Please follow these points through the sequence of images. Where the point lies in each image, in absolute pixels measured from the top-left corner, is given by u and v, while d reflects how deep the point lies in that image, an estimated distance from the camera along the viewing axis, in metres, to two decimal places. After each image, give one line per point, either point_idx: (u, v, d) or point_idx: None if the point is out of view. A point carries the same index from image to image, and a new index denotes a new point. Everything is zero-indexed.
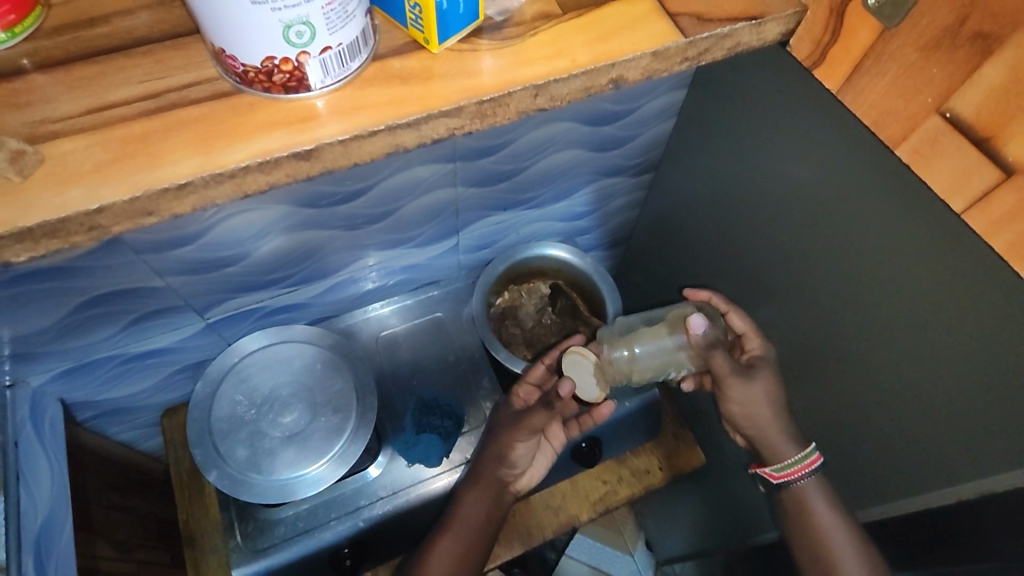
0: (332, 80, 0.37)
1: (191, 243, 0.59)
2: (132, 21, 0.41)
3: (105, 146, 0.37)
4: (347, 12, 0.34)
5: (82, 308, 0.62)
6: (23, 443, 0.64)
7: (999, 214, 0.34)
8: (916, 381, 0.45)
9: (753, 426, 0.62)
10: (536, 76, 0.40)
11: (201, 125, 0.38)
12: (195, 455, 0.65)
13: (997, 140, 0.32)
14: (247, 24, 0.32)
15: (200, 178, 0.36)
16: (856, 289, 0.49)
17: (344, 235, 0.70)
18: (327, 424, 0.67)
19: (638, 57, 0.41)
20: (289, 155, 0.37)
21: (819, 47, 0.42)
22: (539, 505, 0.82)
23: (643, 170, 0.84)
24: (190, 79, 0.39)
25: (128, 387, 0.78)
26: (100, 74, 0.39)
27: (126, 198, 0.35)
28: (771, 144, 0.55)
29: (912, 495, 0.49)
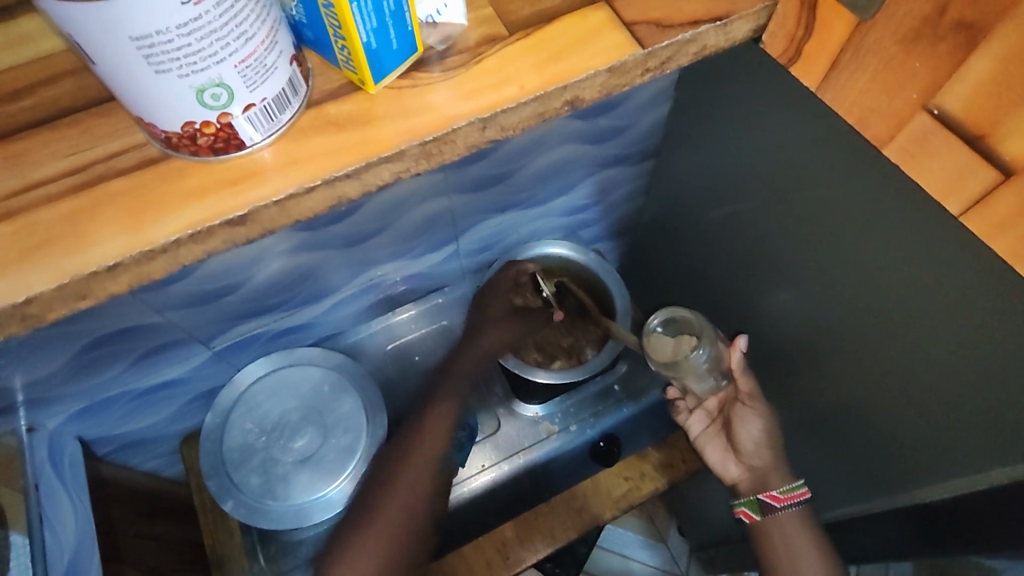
0: (264, 135, 0.37)
1: (190, 276, 0.59)
2: (55, 90, 0.39)
3: (30, 232, 0.36)
4: (266, 66, 0.33)
5: (86, 350, 0.62)
6: (43, 484, 0.66)
7: (999, 215, 0.32)
8: (955, 365, 0.44)
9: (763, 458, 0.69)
10: (481, 109, 0.38)
11: (129, 199, 0.37)
12: (210, 486, 0.65)
13: (992, 137, 0.30)
14: (156, 94, 0.31)
15: (129, 258, 0.35)
16: (884, 271, 0.47)
17: (341, 255, 0.69)
18: (339, 445, 0.66)
19: (592, 75, 0.39)
20: (222, 223, 0.36)
21: (792, 44, 0.40)
22: (560, 506, 0.79)
23: (642, 158, 0.81)
24: (117, 148, 0.38)
25: (143, 419, 0.78)
26: (25, 152, 0.37)
27: (53, 287, 0.35)
28: (769, 128, 0.52)
29: (960, 475, 0.47)
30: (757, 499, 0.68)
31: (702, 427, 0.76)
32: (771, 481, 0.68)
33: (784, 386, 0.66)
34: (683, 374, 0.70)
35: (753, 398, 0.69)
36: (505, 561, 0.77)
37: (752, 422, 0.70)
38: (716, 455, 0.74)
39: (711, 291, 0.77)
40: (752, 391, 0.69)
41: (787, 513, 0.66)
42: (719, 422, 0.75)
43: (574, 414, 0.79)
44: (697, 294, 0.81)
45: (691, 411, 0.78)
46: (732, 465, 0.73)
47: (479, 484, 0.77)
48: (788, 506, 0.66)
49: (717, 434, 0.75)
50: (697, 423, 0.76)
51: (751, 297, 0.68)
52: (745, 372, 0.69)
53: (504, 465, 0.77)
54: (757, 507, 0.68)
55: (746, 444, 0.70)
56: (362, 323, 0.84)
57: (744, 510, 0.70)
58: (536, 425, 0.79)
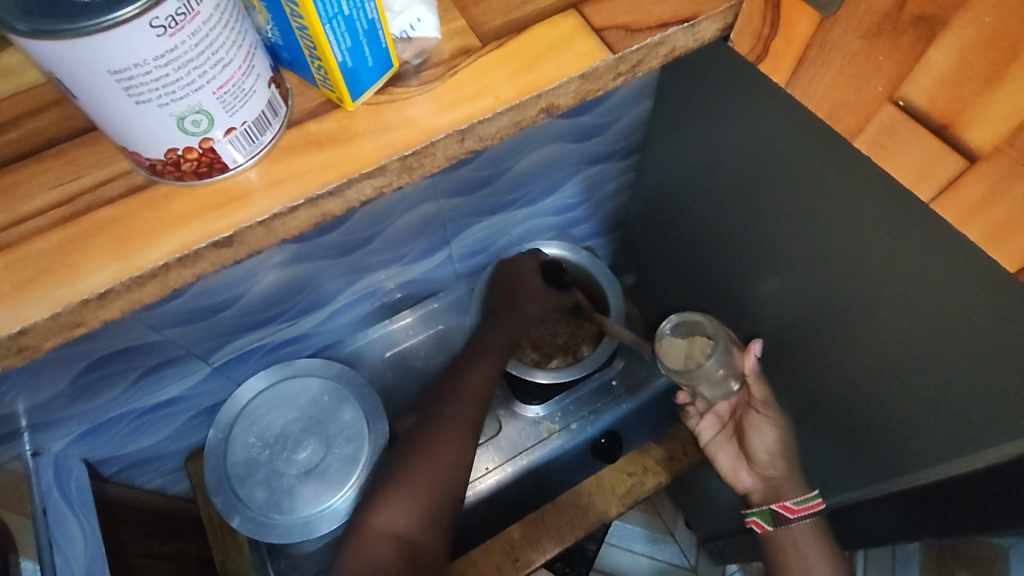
0: (246, 157, 0.37)
1: (184, 294, 0.60)
2: (40, 121, 0.40)
3: (22, 264, 0.36)
4: (244, 90, 0.34)
5: (86, 372, 0.63)
6: (51, 509, 0.66)
7: (969, 201, 0.33)
8: (941, 347, 0.44)
9: (778, 468, 0.70)
10: (458, 121, 0.39)
11: (117, 227, 0.37)
12: (216, 503, 0.66)
13: (956, 126, 0.30)
14: (137, 123, 0.32)
15: (120, 284, 0.36)
16: (866, 257, 0.47)
17: (335, 264, 0.70)
18: (341, 456, 0.67)
19: (566, 83, 0.40)
20: (208, 245, 0.37)
21: (760, 41, 0.40)
22: (565, 505, 0.79)
23: (626, 155, 0.81)
24: (104, 177, 0.38)
25: (146, 438, 0.79)
26: (15, 184, 0.38)
27: (46, 317, 0.35)
28: (748, 121, 0.53)
29: (952, 453, 0.48)
30: (770, 511, 0.70)
31: (714, 432, 0.78)
32: (783, 491, 0.70)
33: (779, 377, 0.67)
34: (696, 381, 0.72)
35: (765, 406, 0.70)
36: (513, 564, 0.77)
37: (765, 430, 0.71)
38: (727, 461, 0.76)
39: (702, 284, 0.77)
40: (766, 399, 0.70)
41: (800, 524, 0.68)
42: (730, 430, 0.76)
43: (574, 411, 0.79)
44: (688, 289, 0.81)
45: (702, 416, 0.79)
46: (743, 473, 0.74)
47: (484, 487, 0.77)
48: (803, 517, 0.68)
49: (728, 441, 0.76)
50: (708, 428, 0.78)
51: (741, 289, 0.69)
52: (758, 377, 0.69)
53: (508, 466, 0.78)
54: (771, 518, 0.69)
55: (760, 453, 0.71)
56: (361, 331, 0.84)
57: (756, 520, 0.71)
58: (537, 425, 0.79)
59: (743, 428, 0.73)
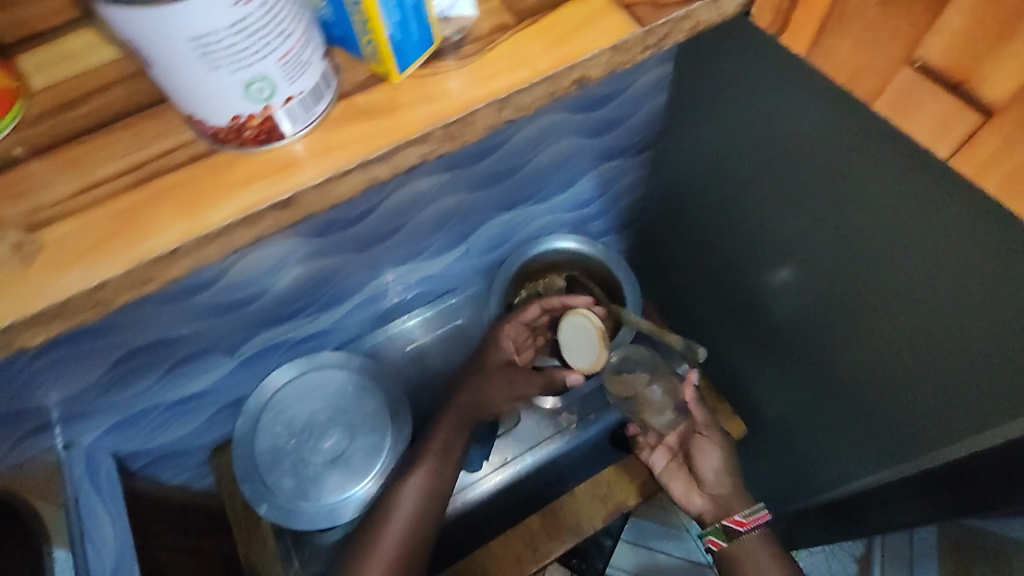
0: (302, 127, 0.39)
1: (211, 287, 0.62)
2: (106, 98, 0.42)
3: (97, 226, 0.38)
4: (303, 61, 0.35)
5: (120, 363, 0.65)
6: (82, 497, 0.68)
7: (985, 154, 0.33)
8: (959, 320, 0.45)
9: (727, 485, 0.70)
10: (497, 91, 0.40)
11: (185, 191, 0.38)
12: (244, 491, 0.67)
13: (971, 81, 0.32)
14: (206, 90, 0.33)
15: (191, 241, 0.37)
16: (884, 235, 0.48)
17: (357, 257, 0.71)
18: (366, 444, 0.68)
19: (598, 54, 0.41)
20: (270, 206, 0.38)
21: (780, 15, 0.42)
22: (584, 495, 0.81)
23: (641, 149, 0.83)
24: (169, 146, 0.40)
25: (174, 431, 0.81)
26: (86, 154, 0.40)
27: (122, 272, 0.37)
28: (768, 104, 0.54)
29: (978, 430, 0.48)
30: (721, 526, 0.67)
31: (664, 463, 0.75)
32: (733, 507, 0.68)
33: (803, 360, 0.68)
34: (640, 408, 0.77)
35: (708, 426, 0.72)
36: (533, 554, 0.78)
37: (711, 450, 0.71)
38: (678, 488, 0.73)
39: (719, 272, 0.78)
40: (708, 420, 0.73)
41: (752, 536, 0.66)
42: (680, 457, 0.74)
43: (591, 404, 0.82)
44: (705, 277, 0.82)
45: (652, 449, 0.77)
46: (695, 497, 0.71)
47: (505, 477, 0.80)
48: (753, 529, 0.66)
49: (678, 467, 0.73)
50: (659, 459, 0.75)
51: (758, 279, 0.70)
52: (699, 402, 0.73)
53: (528, 456, 0.80)
54: (724, 534, 0.67)
55: (707, 472, 0.70)
56: (382, 325, 0.86)
57: (711, 539, 0.68)
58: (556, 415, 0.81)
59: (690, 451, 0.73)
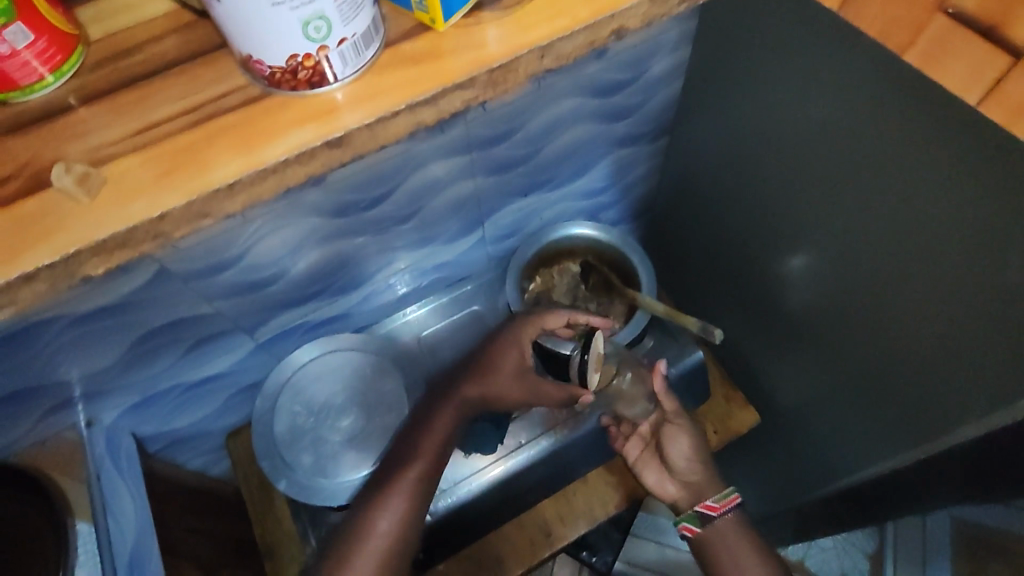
0: (350, 71, 0.43)
1: (231, 267, 0.62)
2: (160, 46, 0.48)
3: (162, 159, 0.43)
4: (358, 4, 0.40)
5: (143, 340, 0.66)
6: (104, 473, 0.68)
7: (1015, 95, 0.37)
8: (974, 297, 0.46)
9: (699, 472, 0.75)
10: (538, 39, 0.45)
11: (240, 130, 0.44)
12: (264, 467, 0.68)
13: (1004, 24, 0.37)
14: (274, 29, 0.38)
15: (245, 175, 0.42)
16: (901, 211, 0.49)
17: (374, 241, 0.72)
18: (383, 423, 0.70)
19: (632, 6, 0.47)
20: (321, 144, 0.43)
21: None
22: (598, 483, 0.85)
23: (656, 137, 0.83)
24: (224, 91, 0.46)
25: (193, 412, 0.82)
26: (142, 98, 0.46)
27: (184, 201, 0.42)
28: (790, 82, 0.55)
29: (991, 408, 0.48)
30: (695, 512, 0.73)
31: (639, 452, 0.78)
32: (706, 493, 0.74)
33: (818, 344, 0.68)
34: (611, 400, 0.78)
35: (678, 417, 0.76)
36: (546, 537, 0.83)
37: (680, 439, 0.76)
38: (653, 477, 0.77)
39: (734, 258, 0.79)
40: (677, 410, 0.76)
41: (725, 519, 0.72)
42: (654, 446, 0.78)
43: None
44: (719, 264, 0.83)
45: (626, 438, 0.79)
46: (669, 485, 0.76)
47: (521, 460, 0.77)
48: (725, 513, 0.72)
49: (652, 457, 0.77)
50: (634, 448, 0.79)
51: (773, 264, 0.70)
52: (669, 393, 0.75)
53: (543, 440, 0.78)
54: (698, 520, 0.72)
55: (680, 460, 0.75)
56: (397, 311, 0.87)
57: (685, 526, 0.74)
58: None
59: (661, 440, 0.77)
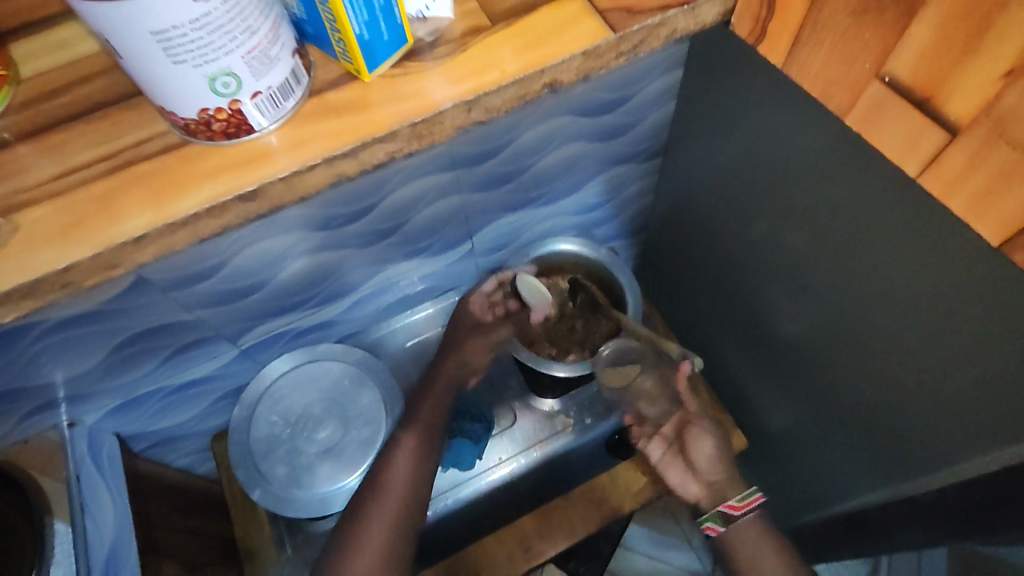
0: (271, 120, 0.45)
1: (212, 276, 0.63)
2: (90, 87, 0.49)
3: (68, 211, 0.45)
4: (269, 59, 0.41)
5: (122, 347, 0.66)
6: (84, 475, 0.68)
7: (952, 170, 0.37)
8: (955, 343, 0.44)
9: (721, 475, 0.71)
10: (467, 93, 0.47)
11: (155, 178, 0.45)
12: (238, 475, 0.69)
13: (936, 99, 0.35)
14: (178, 85, 0.39)
15: (154, 229, 0.44)
16: (875, 255, 0.48)
17: (360, 253, 0.72)
18: (359, 437, 0.70)
19: (569, 59, 0.48)
20: (234, 198, 0.45)
21: (758, 24, 0.47)
22: (578, 499, 0.82)
23: (651, 155, 0.82)
24: (143, 137, 0.47)
25: (179, 414, 0.82)
26: (64, 141, 0.47)
27: (90, 254, 0.43)
28: (765, 117, 0.54)
29: (981, 452, 0.47)
30: (718, 512, 0.68)
31: (660, 452, 0.74)
32: (728, 492, 0.69)
33: (803, 377, 0.67)
34: (633, 396, 0.76)
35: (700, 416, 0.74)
36: (524, 553, 0.80)
37: (705, 440, 0.73)
38: (676, 476, 0.73)
39: (724, 283, 0.77)
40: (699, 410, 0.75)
41: (747, 520, 0.67)
42: (677, 445, 0.74)
43: (587, 409, 0.81)
44: (709, 287, 0.82)
45: (647, 439, 0.76)
46: (692, 484, 0.72)
47: (512, 471, 0.78)
48: (748, 513, 0.67)
49: (675, 457, 0.73)
50: (656, 448, 0.74)
51: (761, 291, 0.69)
52: (691, 392, 0.74)
53: (521, 458, 0.79)
54: (721, 519, 0.68)
55: (701, 460, 0.72)
56: (398, 314, 0.87)
57: (709, 526, 0.69)
58: (552, 418, 0.80)
59: (684, 440, 0.74)
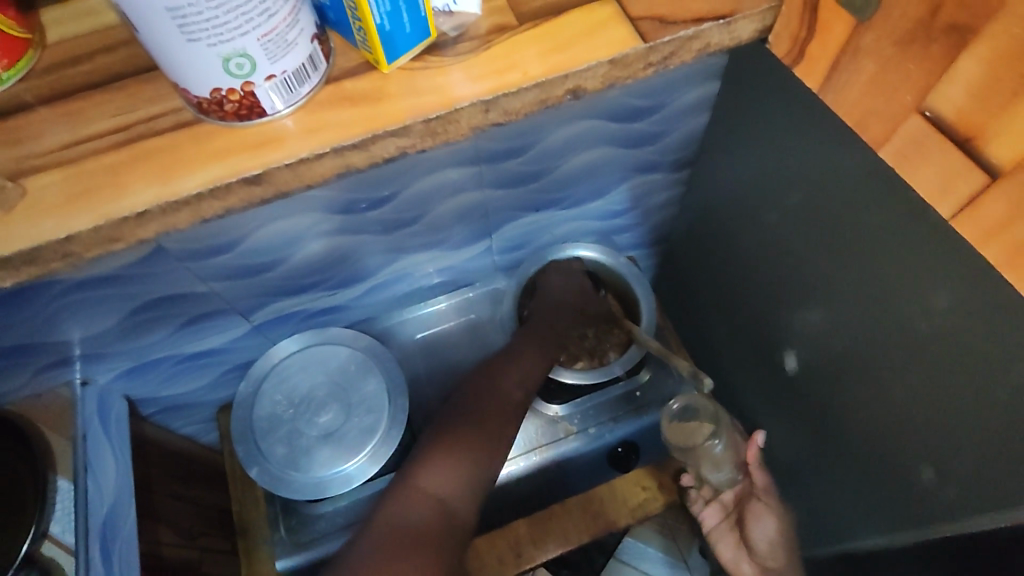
0: (286, 105, 0.45)
1: (230, 251, 0.63)
2: (111, 57, 0.49)
3: (76, 180, 0.45)
4: (286, 44, 0.41)
5: (138, 310, 0.67)
6: (90, 437, 0.68)
7: (991, 215, 0.35)
8: (983, 389, 0.42)
9: (777, 557, 0.74)
10: (487, 92, 0.47)
11: (161, 156, 0.46)
12: (238, 451, 0.69)
13: (979, 140, 0.34)
14: (192, 63, 0.39)
15: (158, 205, 0.44)
16: (904, 288, 0.46)
17: (382, 239, 0.72)
18: (360, 424, 0.69)
19: (594, 66, 0.47)
20: (238, 180, 0.45)
21: (796, 43, 0.46)
22: (575, 509, 0.80)
23: (680, 166, 0.80)
24: (157, 112, 0.47)
25: (187, 383, 0.83)
26: (83, 109, 0.47)
27: (90, 227, 0.44)
28: (800, 136, 0.52)
29: (993, 506, 0.45)
30: None
31: (716, 521, 0.79)
32: None
33: (815, 407, 0.65)
34: (698, 460, 0.75)
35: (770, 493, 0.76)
36: (516, 557, 0.78)
37: (766, 519, 0.76)
38: (729, 552, 0.77)
39: (743, 304, 0.75)
40: (767, 487, 0.76)
41: None
42: (734, 517, 0.78)
43: (592, 417, 0.79)
44: (726, 308, 0.80)
45: (705, 504, 0.79)
46: (744, 565, 0.76)
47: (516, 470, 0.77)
48: None
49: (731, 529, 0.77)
50: (712, 516, 0.79)
51: (777, 315, 0.68)
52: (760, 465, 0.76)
53: (521, 461, 0.77)
54: None
55: (761, 542, 0.75)
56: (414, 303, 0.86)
57: None
58: (555, 424, 0.78)
59: (746, 515, 0.76)
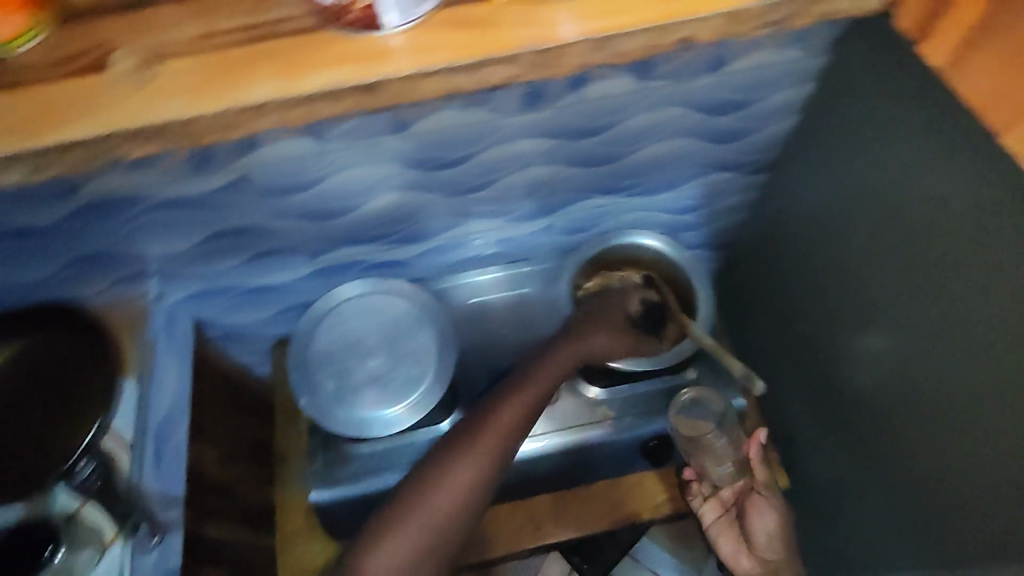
0: (405, 20, 0.47)
1: (308, 191, 0.66)
2: None
3: (198, 70, 0.48)
4: None
5: (214, 238, 0.71)
6: (159, 345, 0.72)
7: None
8: None
9: (778, 553, 0.72)
10: (603, 29, 0.47)
11: (284, 54, 0.48)
12: (293, 377, 0.73)
13: None
14: None
15: (277, 99, 0.46)
16: (1003, 317, 0.47)
17: (447, 201, 0.73)
18: (406, 375, 0.72)
19: (710, 17, 0.48)
20: (351, 87, 0.47)
21: (927, 19, 0.48)
22: (596, 494, 0.82)
23: (759, 168, 0.78)
24: (281, 17, 0.50)
25: (246, 315, 0.85)
26: (215, 7, 0.50)
27: (211, 112, 0.46)
28: (920, 153, 0.53)
29: None
30: None
31: (715, 516, 0.77)
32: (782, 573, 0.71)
33: (870, 430, 0.65)
34: (702, 454, 0.75)
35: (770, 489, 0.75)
36: (533, 529, 0.81)
37: (766, 513, 0.74)
38: (728, 548, 0.75)
39: (806, 319, 0.74)
40: (768, 482, 0.75)
41: None
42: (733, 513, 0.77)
43: (631, 407, 0.77)
44: (788, 323, 0.78)
45: (704, 499, 0.78)
46: (744, 560, 0.74)
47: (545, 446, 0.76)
48: None
49: (730, 525, 0.76)
50: (710, 512, 0.78)
51: (840, 338, 0.68)
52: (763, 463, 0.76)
53: (553, 436, 0.76)
54: None
55: (760, 534, 0.73)
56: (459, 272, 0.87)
57: None
58: (593, 406, 0.77)
59: (745, 509, 0.75)
